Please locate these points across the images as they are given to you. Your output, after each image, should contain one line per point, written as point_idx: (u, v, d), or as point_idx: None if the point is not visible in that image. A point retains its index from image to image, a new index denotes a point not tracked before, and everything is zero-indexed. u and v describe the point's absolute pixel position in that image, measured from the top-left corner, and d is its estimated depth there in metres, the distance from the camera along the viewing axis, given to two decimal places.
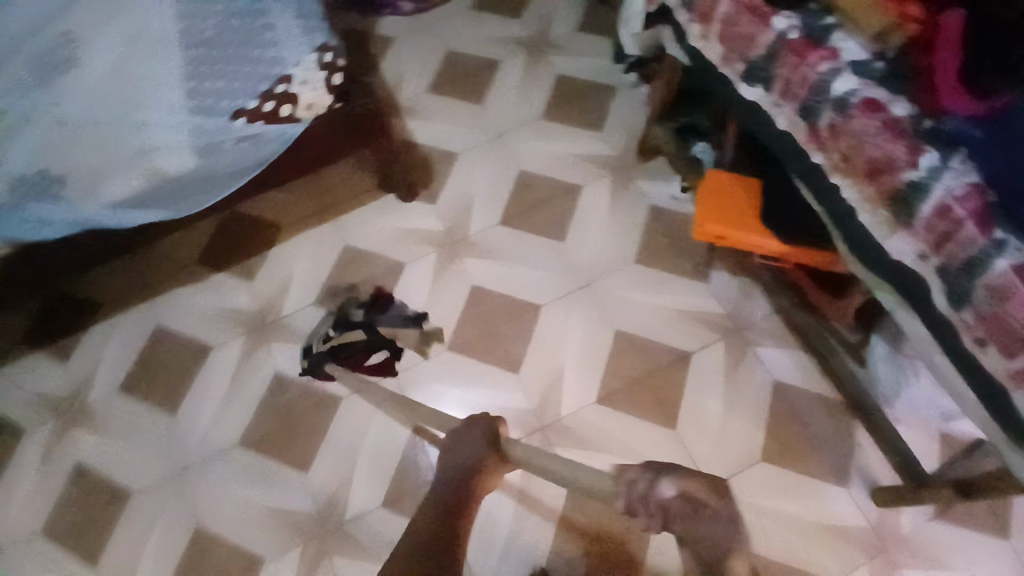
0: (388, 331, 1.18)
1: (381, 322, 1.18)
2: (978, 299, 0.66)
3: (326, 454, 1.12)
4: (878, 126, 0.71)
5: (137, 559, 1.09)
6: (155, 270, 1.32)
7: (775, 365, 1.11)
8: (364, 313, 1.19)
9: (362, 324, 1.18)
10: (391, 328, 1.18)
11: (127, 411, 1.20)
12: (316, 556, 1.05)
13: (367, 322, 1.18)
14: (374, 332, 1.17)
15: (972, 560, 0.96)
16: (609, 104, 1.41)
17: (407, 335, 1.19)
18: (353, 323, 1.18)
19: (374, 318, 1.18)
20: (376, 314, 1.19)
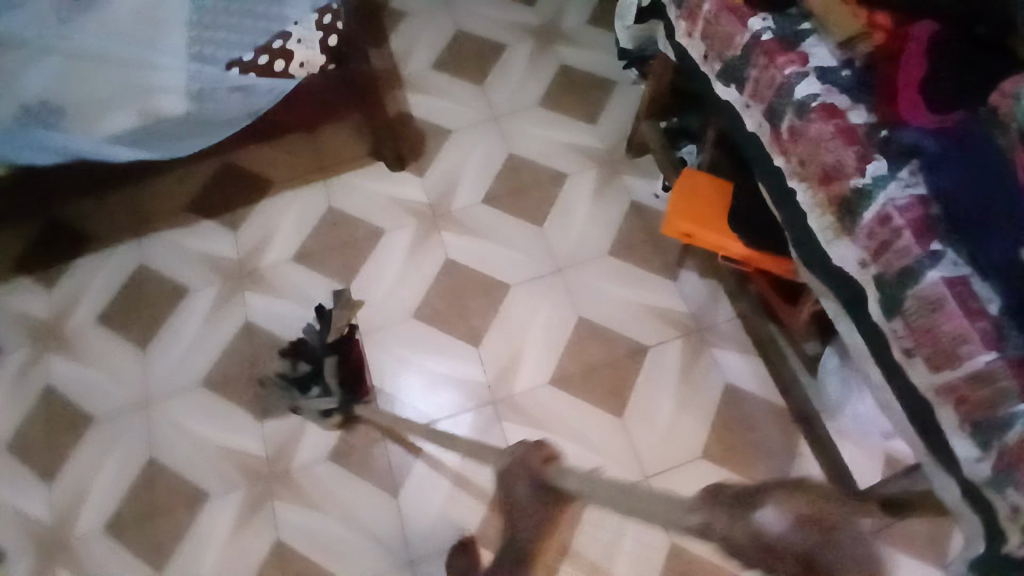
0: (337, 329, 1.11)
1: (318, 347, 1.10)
2: (909, 310, 0.67)
3: (283, 402, 1.14)
4: (833, 132, 0.72)
5: (91, 481, 1.12)
6: (147, 210, 1.36)
7: (731, 369, 1.12)
8: (302, 370, 1.10)
9: (317, 362, 1.10)
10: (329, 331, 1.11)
11: (101, 340, 1.23)
12: (259, 498, 1.08)
13: (314, 360, 1.10)
14: (319, 350, 1.10)
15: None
16: (608, 99, 1.42)
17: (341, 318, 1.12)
18: (313, 374, 1.09)
19: (310, 350, 1.10)
20: (309, 349, 1.11)
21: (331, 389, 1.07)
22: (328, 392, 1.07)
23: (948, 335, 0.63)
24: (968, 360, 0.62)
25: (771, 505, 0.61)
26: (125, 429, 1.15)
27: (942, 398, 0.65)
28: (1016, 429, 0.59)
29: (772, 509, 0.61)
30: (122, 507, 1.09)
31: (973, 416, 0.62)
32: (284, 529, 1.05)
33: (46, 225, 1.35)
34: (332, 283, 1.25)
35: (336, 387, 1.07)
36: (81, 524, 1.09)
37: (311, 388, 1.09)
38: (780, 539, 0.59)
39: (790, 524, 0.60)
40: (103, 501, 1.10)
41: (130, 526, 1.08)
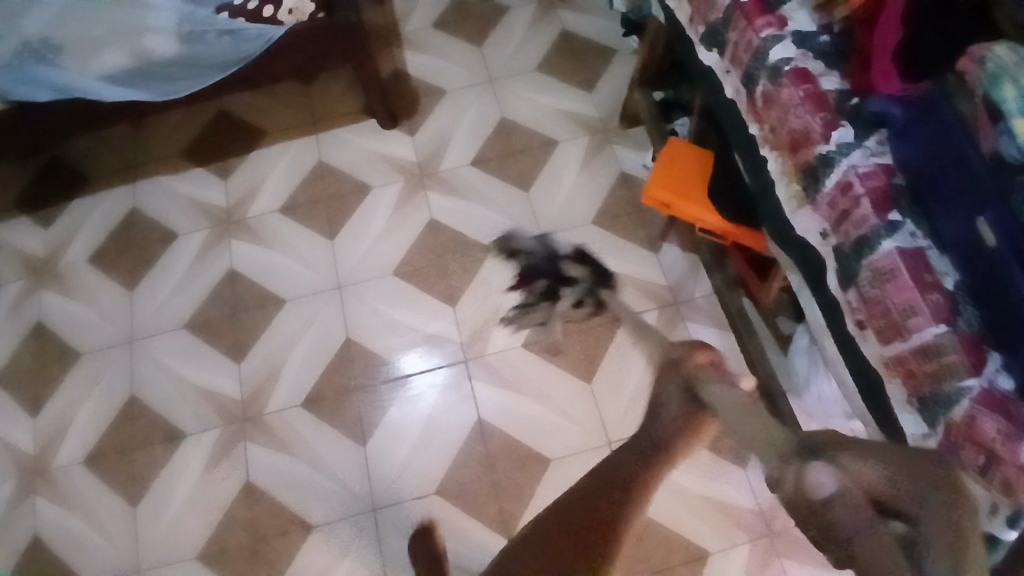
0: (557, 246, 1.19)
1: (539, 258, 1.15)
2: (862, 280, 0.66)
3: (260, 349, 1.17)
4: (801, 97, 0.73)
5: (75, 412, 1.16)
6: (144, 154, 1.38)
7: (704, 343, 1.12)
8: (539, 278, 1.14)
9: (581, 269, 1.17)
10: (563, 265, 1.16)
11: (92, 278, 1.26)
12: (232, 439, 1.11)
13: (546, 267, 1.13)
14: (550, 257, 1.14)
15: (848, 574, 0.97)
16: (606, 66, 1.40)
17: (524, 240, 1.21)
18: (554, 271, 1.11)
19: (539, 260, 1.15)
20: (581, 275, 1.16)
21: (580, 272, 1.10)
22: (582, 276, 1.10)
23: (898, 307, 0.62)
24: (916, 333, 0.61)
25: (845, 460, 0.39)
26: (109, 365, 1.19)
27: (890, 372, 0.65)
28: (961, 405, 0.57)
29: (835, 461, 0.39)
30: (104, 439, 1.13)
31: (921, 390, 0.61)
32: (254, 469, 1.08)
33: (46, 163, 1.38)
34: (316, 236, 1.26)
35: (581, 272, 1.11)
36: (64, 453, 1.13)
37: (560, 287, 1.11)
38: (824, 505, 0.38)
39: (836, 488, 0.38)
40: (85, 433, 1.14)
41: (109, 457, 1.12)
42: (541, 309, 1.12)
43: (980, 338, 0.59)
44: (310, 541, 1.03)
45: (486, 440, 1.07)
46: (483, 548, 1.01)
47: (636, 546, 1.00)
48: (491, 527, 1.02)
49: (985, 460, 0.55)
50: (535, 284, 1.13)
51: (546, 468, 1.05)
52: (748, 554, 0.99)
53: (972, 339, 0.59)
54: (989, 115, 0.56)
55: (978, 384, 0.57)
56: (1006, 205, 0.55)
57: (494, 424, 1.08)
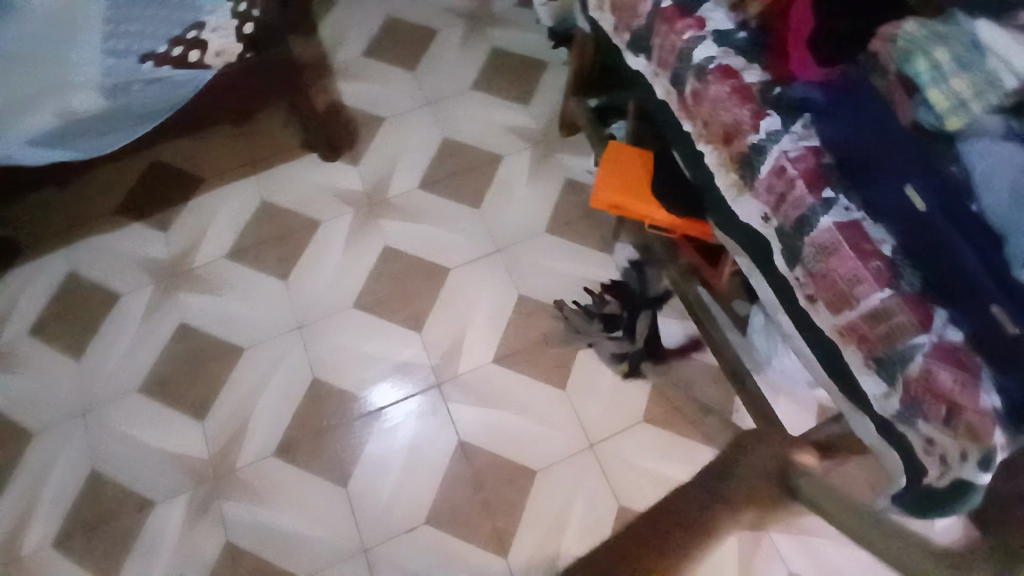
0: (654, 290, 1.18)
1: (640, 294, 1.17)
2: (807, 256, 0.70)
3: (226, 401, 1.13)
4: (729, 92, 0.76)
5: (33, 496, 1.09)
6: (76, 216, 1.32)
7: (668, 334, 1.16)
8: (620, 302, 1.16)
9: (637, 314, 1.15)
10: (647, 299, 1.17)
11: (36, 351, 1.20)
12: (207, 498, 1.07)
13: (629, 301, 1.16)
14: (647, 304, 1.16)
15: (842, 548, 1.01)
16: (540, 78, 1.43)
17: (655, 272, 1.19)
18: (631, 315, 1.15)
19: (631, 295, 1.17)
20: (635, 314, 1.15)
21: (643, 337, 1.13)
22: (643, 341, 1.13)
23: (844, 278, 0.66)
24: (865, 300, 0.65)
25: None
26: (66, 440, 1.13)
27: (845, 339, 0.68)
28: (916, 362, 0.61)
29: None
30: (69, 520, 1.07)
31: (876, 352, 0.65)
32: (236, 525, 1.04)
33: None
34: (271, 277, 1.23)
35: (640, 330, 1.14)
36: (26, 542, 1.06)
37: (619, 328, 1.15)
38: None
39: None
40: (48, 515, 1.08)
41: (77, 538, 1.06)
42: (590, 327, 1.15)
43: (924, 296, 0.62)
44: None
45: (470, 460, 1.07)
46: (482, 568, 1.00)
47: None
48: (487, 547, 1.01)
49: (946, 411, 0.59)
50: (612, 309, 1.16)
51: (534, 480, 1.05)
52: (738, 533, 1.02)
53: (915, 299, 0.62)
54: (904, 87, 0.62)
55: (928, 339, 0.61)
56: (930, 172, 0.60)
57: (476, 443, 1.08)
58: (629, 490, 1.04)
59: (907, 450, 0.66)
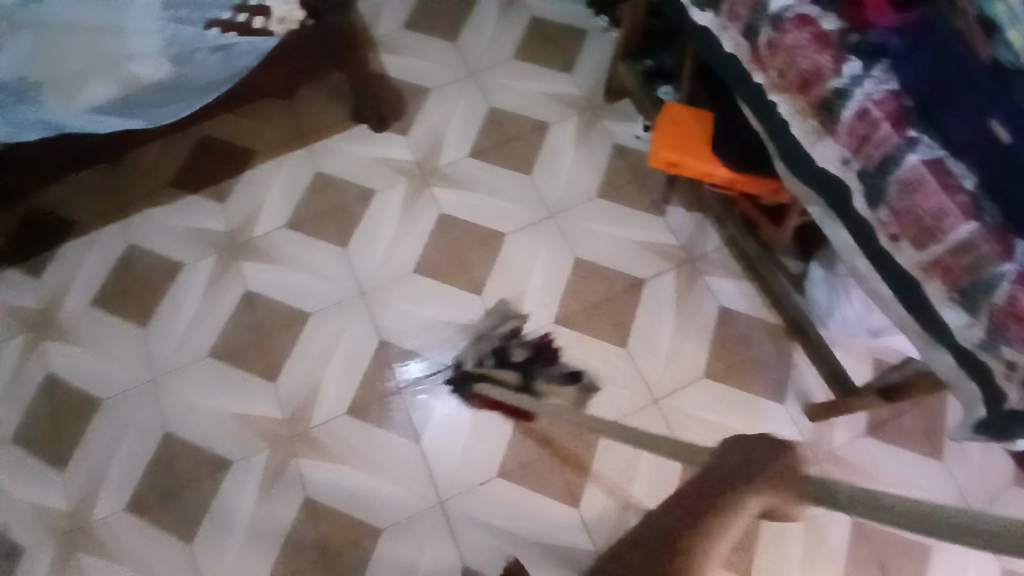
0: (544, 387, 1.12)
1: (535, 375, 1.12)
2: (892, 195, 0.73)
3: (293, 367, 1.16)
4: (807, 38, 0.79)
5: (107, 462, 1.12)
6: (127, 191, 1.33)
7: (724, 294, 1.18)
8: (525, 359, 1.14)
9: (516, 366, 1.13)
10: (547, 384, 1.12)
11: (98, 323, 1.22)
12: (284, 458, 1.09)
13: (530, 367, 1.13)
14: (523, 382, 1.12)
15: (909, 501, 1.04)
16: (582, 47, 1.44)
17: (561, 392, 1.12)
18: (510, 366, 1.13)
19: (531, 369, 1.13)
20: (536, 364, 1.13)
21: (482, 372, 1.13)
22: (478, 374, 1.12)
23: (930, 212, 0.69)
24: (951, 233, 0.68)
25: None
26: (136, 408, 1.15)
27: (929, 273, 0.70)
28: (1002, 288, 0.64)
29: None
30: (146, 483, 1.10)
31: (960, 283, 0.67)
32: (310, 484, 1.07)
33: (20, 216, 1.30)
34: (329, 246, 1.25)
35: (493, 371, 1.13)
36: (102, 506, 1.09)
37: (493, 359, 1.14)
38: None
39: None
40: (124, 481, 1.10)
41: (152, 501, 1.09)
42: (488, 339, 1.16)
43: (1006, 226, 0.66)
44: (383, 543, 1.03)
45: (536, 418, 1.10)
46: (555, 518, 1.04)
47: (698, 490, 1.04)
48: (557, 498, 1.05)
49: None
50: (513, 353, 1.14)
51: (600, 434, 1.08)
52: None
53: (998, 229, 0.66)
54: (984, 27, 0.64)
55: (1013, 267, 0.64)
56: (1012, 101, 0.63)
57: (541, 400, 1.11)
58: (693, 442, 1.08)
59: (986, 378, 0.68)
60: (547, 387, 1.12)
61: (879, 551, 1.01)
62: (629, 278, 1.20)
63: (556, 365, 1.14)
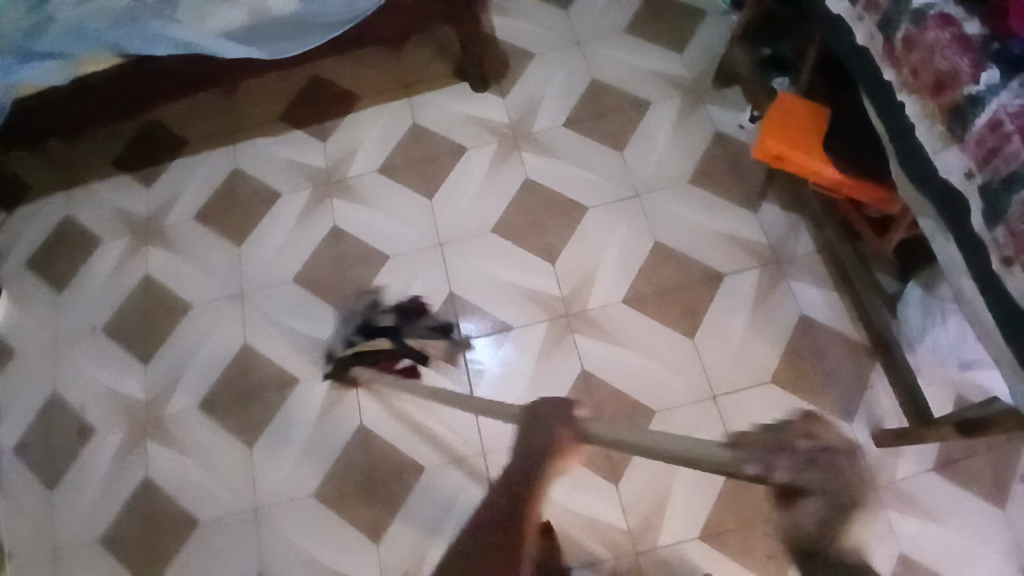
0: (416, 342, 1.16)
1: (406, 332, 1.16)
2: (1013, 214, 0.67)
3: (366, 304, 1.21)
4: (948, 39, 0.74)
5: (188, 362, 1.22)
6: (240, 119, 1.42)
7: (807, 301, 1.12)
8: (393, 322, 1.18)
9: (386, 331, 1.16)
10: (419, 339, 1.16)
11: (197, 236, 1.32)
12: (345, 385, 1.15)
13: (397, 327, 1.17)
14: (399, 344, 1.14)
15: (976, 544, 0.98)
16: (697, 27, 1.39)
17: (435, 344, 1.16)
18: (377, 333, 1.17)
19: (400, 330, 1.16)
20: (403, 325, 1.17)
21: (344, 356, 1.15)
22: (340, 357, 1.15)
23: None
24: None
25: None
26: (219, 318, 1.24)
27: None
28: None
29: None
30: (218, 387, 1.19)
31: None
32: (365, 414, 1.13)
33: (142, 128, 1.44)
34: (415, 195, 1.29)
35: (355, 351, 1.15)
36: (177, 401, 1.19)
37: (361, 334, 1.17)
38: None
39: None
40: (200, 381, 1.20)
41: (222, 404, 1.18)
42: (352, 319, 1.20)
43: None
44: (423, 482, 1.08)
45: (589, 391, 1.10)
46: (588, 491, 1.04)
47: (742, 490, 1.01)
48: (596, 472, 1.05)
49: None
50: (379, 321, 1.19)
51: (652, 417, 1.08)
52: (858, 504, 1.01)
53: None
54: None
55: None
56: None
57: (596, 374, 1.11)
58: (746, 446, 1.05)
59: None
60: (420, 341, 1.16)
61: None
62: (707, 269, 1.17)
63: (427, 318, 1.19)
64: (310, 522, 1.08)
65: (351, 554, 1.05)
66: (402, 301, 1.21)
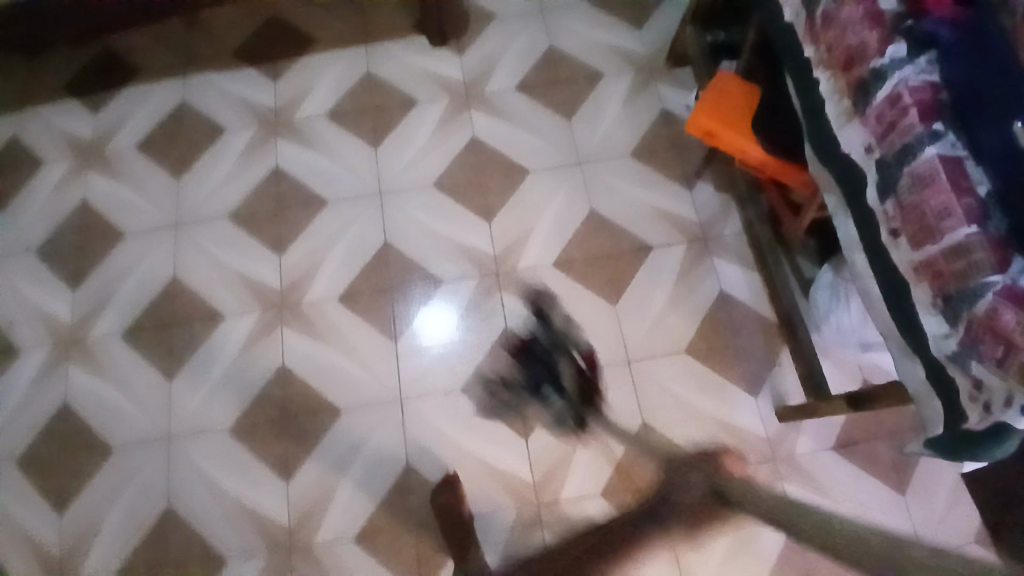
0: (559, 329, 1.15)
1: (540, 337, 1.14)
2: (902, 188, 0.69)
3: (302, 244, 1.22)
4: (861, 14, 0.74)
5: (116, 289, 1.21)
6: (194, 51, 1.40)
7: (727, 279, 1.16)
8: (524, 341, 1.13)
9: (543, 360, 1.12)
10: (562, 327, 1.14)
11: (139, 165, 1.30)
12: (270, 322, 1.16)
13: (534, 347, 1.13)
14: (549, 339, 1.14)
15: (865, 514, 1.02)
16: (659, 6, 1.39)
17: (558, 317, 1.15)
18: (535, 364, 1.12)
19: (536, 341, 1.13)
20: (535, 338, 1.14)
21: (569, 391, 1.09)
22: (566, 394, 1.09)
23: (933, 211, 0.66)
24: (949, 234, 0.64)
25: None
26: (153, 247, 1.24)
27: (918, 275, 0.68)
28: (985, 299, 0.61)
29: None
30: (142, 316, 1.19)
31: (947, 289, 0.64)
32: (289, 354, 1.14)
33: (94, 55, 1.39)
34: (361, 143, 1.29)
35: (572, 389, 1.10)
36: (102, 325, 1.18)
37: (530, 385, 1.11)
38: None
39: None
40: (125, 307, 1.19)
41: (147, 331, 1.18)
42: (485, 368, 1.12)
43: (1007, 240, 0.63)
44: (339, 422, 1.10)
45: (512, 347, 1.13)
46: (500, 442, 1.08)
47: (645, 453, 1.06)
48: (510, 426, 1.08)
49: (1003, 352, 0.60)
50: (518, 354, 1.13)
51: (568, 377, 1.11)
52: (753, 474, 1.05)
53: (998, 240, 0.63)
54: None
55: (1001, 280, 0.61)
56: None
57: (520, 332, 1.14)
58: (653, 410, 1.09)
59: (949, 390, 0.67)
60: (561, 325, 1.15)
61: (809, 560, 1.01)
62: (638, 241, 1.20)
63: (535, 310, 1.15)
64: (223, 452, 1.09)
65: (260, 487, 1.07)
66: (306, 251, 1.21)
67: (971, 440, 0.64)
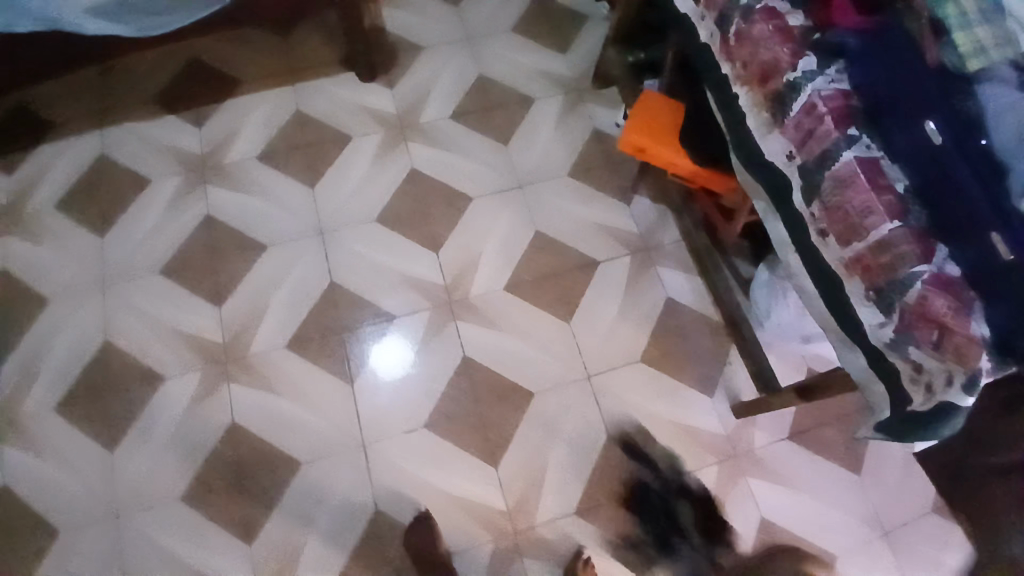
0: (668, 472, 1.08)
1: (652, 482, 1.07)
2: (825, 190, 0.74)
3: (243, 293, 1.17)
4: (771, 31, 0.79)
5: (42, 359, 1.12)
6: (109, 101, 1.33)
7: (673, 286, 1.20)
8: (634, 488, 1.06)
9: (659, 505, 1.06)
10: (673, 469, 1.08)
11: (59, 225, 1.23)
12: (215, 378, 1.11)
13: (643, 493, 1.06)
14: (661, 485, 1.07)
15: (824, 499, 1.07)
16: (580, 30, 1.44)
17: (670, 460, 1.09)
18: (653, 511, 1.05)
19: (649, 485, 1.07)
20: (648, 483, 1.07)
21: (692, 536, 1.04)
22: (693, 539, 1.04)
23: (857, 210, 0.70)
24: (874, 230, 0.69)
25: None
26: (81, 310, 1.16)
27: (850, 270, 0.72)
28: (914, 288, 0.66)
29: None
30: (74, 386, 1.11)
31: (877, 282, 0.69)
32: (239, 409, 1.09)
33: None
34: (297, 183, 1.26)
35: (694, 530, 1.05)
36: (31, 401, 1.10)
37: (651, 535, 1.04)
38: None
39: None
40: (55, 379, 1.11)
41: (82, 402, 1.10)
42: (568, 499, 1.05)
43: (926, 231, 0.67)
44: (300, 474, 1.05)
45: (471, 376, 1.12)
46: (468, 474, 1.06)
47: (612, 466, 1.07)
48: (477, 456, 1.07)
49: (936, 335, 0.64)
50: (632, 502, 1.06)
51: (529, 399, 1.11)
52: (717, 473, 1.08)
53: (919, 233, 0.67)
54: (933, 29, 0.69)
55: (928, 269, 0.65)
56: (949, 107, 0.67)
57: (477, 360, 1.13)
58: (616, 422, 1.10)
59: (889, 374, 0.71)
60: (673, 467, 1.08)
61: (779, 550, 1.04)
62: (584, 258, 1.22)
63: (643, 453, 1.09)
64: (177, 520, 1.03)
65: (220, 552, 1.01)
66: (248, 299, 1.17)
67: (913, 419, 0.68)
